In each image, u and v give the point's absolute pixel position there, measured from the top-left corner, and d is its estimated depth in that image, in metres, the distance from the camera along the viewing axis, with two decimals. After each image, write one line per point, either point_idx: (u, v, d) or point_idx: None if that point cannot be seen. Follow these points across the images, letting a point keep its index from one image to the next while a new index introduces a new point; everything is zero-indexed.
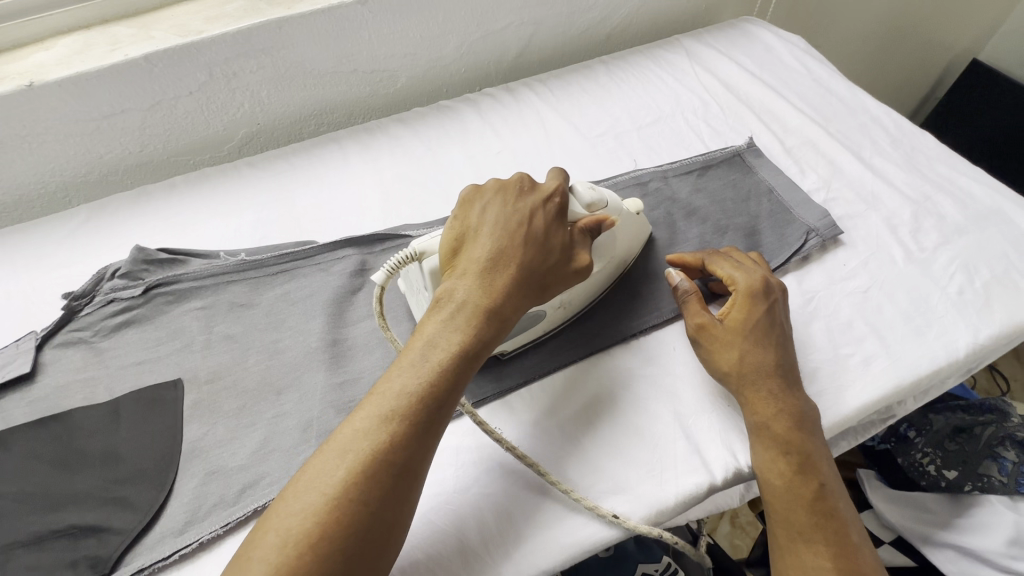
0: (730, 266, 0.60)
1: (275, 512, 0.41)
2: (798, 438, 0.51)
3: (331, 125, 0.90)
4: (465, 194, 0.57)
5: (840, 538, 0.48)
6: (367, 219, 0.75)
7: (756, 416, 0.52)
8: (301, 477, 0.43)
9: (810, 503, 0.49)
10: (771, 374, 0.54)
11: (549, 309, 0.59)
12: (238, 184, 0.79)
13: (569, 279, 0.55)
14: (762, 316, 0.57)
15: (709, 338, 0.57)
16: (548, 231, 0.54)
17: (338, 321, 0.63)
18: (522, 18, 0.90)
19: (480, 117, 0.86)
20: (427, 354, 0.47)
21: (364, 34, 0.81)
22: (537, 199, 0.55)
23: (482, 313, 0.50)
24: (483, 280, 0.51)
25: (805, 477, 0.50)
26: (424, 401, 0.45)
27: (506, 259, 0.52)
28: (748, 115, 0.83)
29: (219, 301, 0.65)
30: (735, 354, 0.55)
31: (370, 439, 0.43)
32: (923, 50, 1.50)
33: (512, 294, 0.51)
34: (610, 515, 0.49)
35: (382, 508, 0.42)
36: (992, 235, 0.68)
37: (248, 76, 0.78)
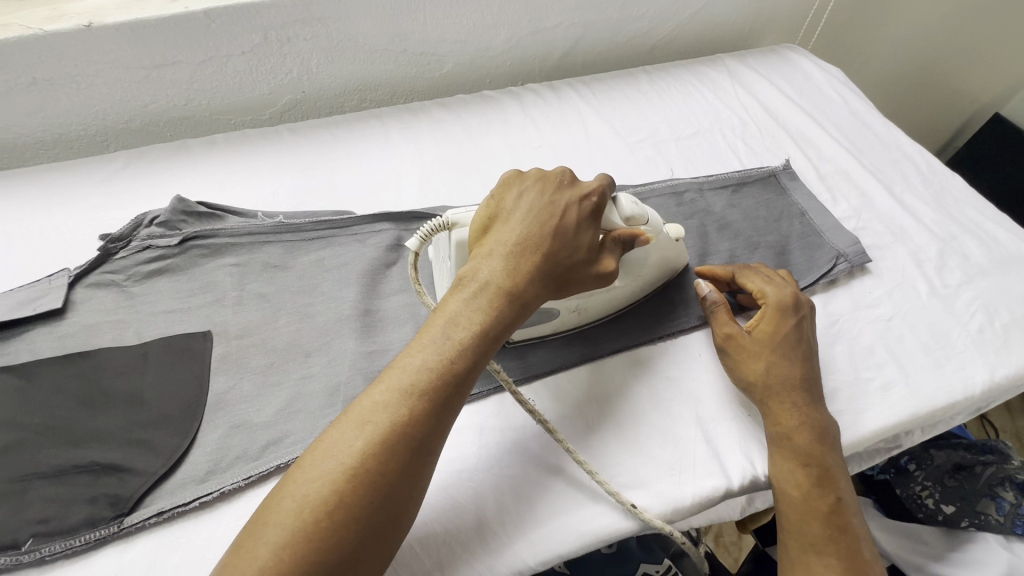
0: (762, 280, 0.61)
1: (292, 478, 0.41)
2: (818, 452, 0.52)
3: (373, 102, 0.91)
4: (504, 178, 0.57)
5: (852, 553, 0.49)
6: (404, 197, 0.75)
7: (777, 426, 0.54)
8: (320, 445, 0.43)
9: (824, 516, 0.50)
10: (795, 388, 0.55)
11: (568, 307, 0.59)
12: (278, 148, 0.79)
13: (595, 276, 0.55)
14: (790, 331, 0.58)
15: (737, 348, 0.58)
16: (580, 223, 0.54)
17: (372, 292, 0.64)
18: (573, 20, 0.91)
19: (523, 110, 0.87)
20: (450, 334, 0.47)
21: (419, 16, 0.81)
22: (572, 192, 0.55)
23: (507, 297, 0.50)
24: (511, 265, 0.51)
25: (822, 491, 0.51)
26: (444, 378, 0.45)
27: (535, 248, 0.52)
28: (784, 139, 0.85)
29: (254, 260, 0.65)
30: (762, 365, 0.56)
31: (389, 411, 0.43)
32: (948, 98, 1.52)
33: (536, 282, 0.51)
34: (628, 506, 0.50)
35: (395, 480, 0.42)
36: (1013, 279, 0.69)
37: (301, 43, 0.79)
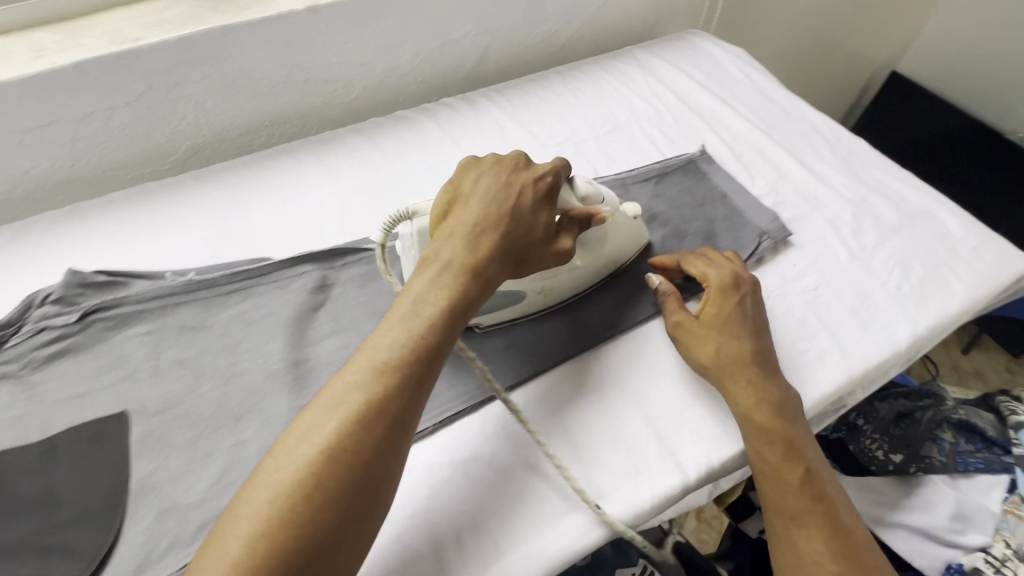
0: (704, 264, 0.64)
1: (263, 469, 0.41)
2: (782, 426, 0.53)
3: (283, 137, 0.87)
4: (463, 164, 0.58)
5: (832, 519, 0.50)
6: (324, 234, 0.72)
7: (737, 403, 0.55)
8: (291, 433, 0.42)
9: (798, 488, 0.51)
10: (747, 363, 0.56)
11: (528, 292, 0.61)
12: (182, 200, 0.74)
13: (553, 255, 0.57)
14: (734, 309, 0.60)
15: (687, 331, 0.60)
16: (536, 207, 0.55)
17: (300, 340, 0.60)
18: (478, 29, 0.90)
19: (439, 126, 0.85)
20: (418, 311, 0.48)
21: (315, 42, 0.78)
22: (527, 176, 0.56)
23: (472, 276, 0.51)
24: (472, 244, 0.52)
25: (791, 463, 0.52)
26: (414, 355, 0.46)
27: (494, 227, 0.53)
28: (698, 124, 0.87)
29: (168, 325, 0.61)
30: (709, 346, 0.58)
31: (363, 394, 0.43)
32: (849, 62, 1.63)
33: (498, 259, 0.52)
34: (593, 505, 0.50)
35: (370, 462, 0.41)
36: (922, 233, 0.72)
37: (192, 86, 0.74)
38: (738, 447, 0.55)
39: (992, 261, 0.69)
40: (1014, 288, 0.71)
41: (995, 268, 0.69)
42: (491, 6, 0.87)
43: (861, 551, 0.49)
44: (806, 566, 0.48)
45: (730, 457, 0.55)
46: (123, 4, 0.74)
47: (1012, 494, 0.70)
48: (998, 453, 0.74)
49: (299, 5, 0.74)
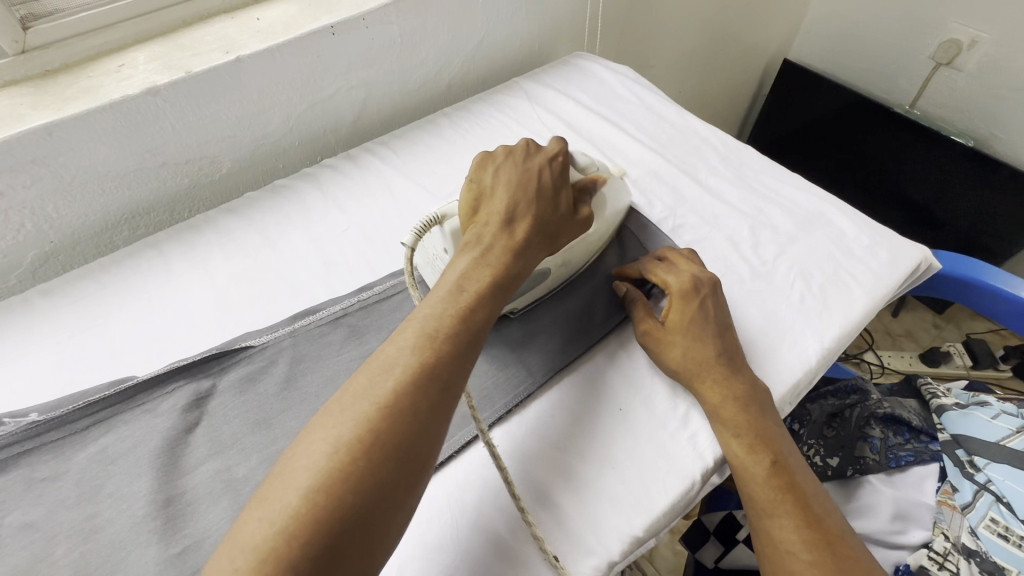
0: (659, 270, 0.65)
1: (319, 424, 0.41)
2: (748, 419, 0.54)
3: (151, 226, 0.79)
4: (476, 161, 0.62)
5: (802, 508, 0.50)
6: (200, 335, 0.65)
7: (710, 401, 0.56)
8: (342, 397, 0.43)
9: (768, 480, 0.51)
10: (712, 364, 0.57)
11: (552, 268, 0.63)
12: (28, 322, 0.65)
13: (577, 226, 0.62)
14: (698, 312, 0.60)
15: (656, 342, 0.60)
16: (557, 183, 0.60)
17: (172, 473, 0.53)
18: (351, 82, 0.85)
19: (322, 191, 0.80)
20: (465, 282, 0.51)
21: (165, 124, 0.71)
22: (542, 157, 0.61)
23: (510, 244, 0.55)
24: (506, 220, 0.56)
25: (758, 456, 0.53)
26: (465, 320, 0.49)
27: (526, 204, 0.57)
28: (591, 151, 0.85)
29: (11, 482, 0.52)
30: (679, 350, 0.58)
31: (420, 354, 0.45)
32: (742, 56, 1.68)
33: (531, 231, 0.56)
34: (550, 556, 0.48)
35: (428, 422, 0.43)
36: (819, 238, 0.72)
37: (23, 192, 0.65)
38: (661, 507, 0.52)
39: (887, 258, 0.70)
40: (910, 278, 0.72)
41: (890, 264, 0.69)
42: (360, 58, 0.83)
43: (835, 537, 0.49)
44: (782, 557, 0.48)
45: (655, 521, 0.51)
46: None
47: (944, 483, 0.69)
48: (925, 441, 0.74)
49: (135, 88, 0.67)
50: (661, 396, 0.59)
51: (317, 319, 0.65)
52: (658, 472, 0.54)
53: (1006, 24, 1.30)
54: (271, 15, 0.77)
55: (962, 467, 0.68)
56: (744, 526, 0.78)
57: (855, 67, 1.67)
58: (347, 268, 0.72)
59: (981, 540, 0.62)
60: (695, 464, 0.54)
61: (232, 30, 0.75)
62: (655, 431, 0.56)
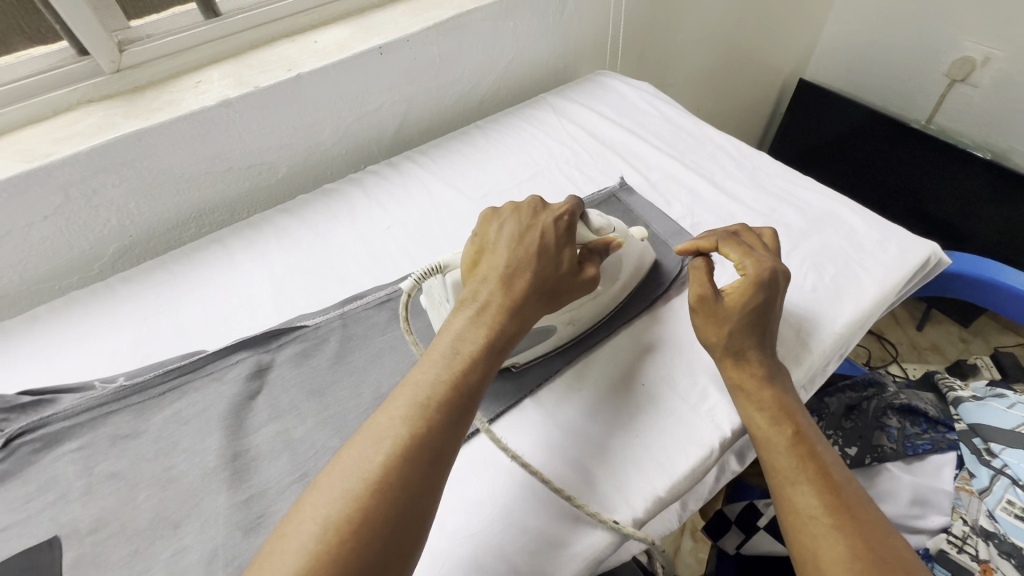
0: (741, 252, 0.63)
1: (310, 501, 0.42)
2: (768, 392, 0.57)
3: (214, 225, 0.88)
4: (485, 214, 0.62)
5: (821, 475, 0.52)
6: (260, 317, 0.72)
7: (734, 377, 0.59)
8: (336, 466, 0.44)
9: (788, 448, 0.54)
10: (754, 350, 0.59)
11: (558, 325, 0.63)
12: (111, 304, 0.74)
13: (580, 286, 0.59)
14: (761, 305, 0.60)
15: (709, 306, 0.61)
16: (558, 243, 0.58)
17: (237, 432, 0.60)
18: (394, 98, 0.94)
19: (366, 193, 0.88)
20: (458, 348, 0.51)
21: (233, 132, 0.80)
22: (548, 215, 0.59)
23: (504, 308, 0.53)
24: (504, 283, 0.54)
25: (781, 427, 0.55)
26: (456, 390, 0.48)
27: (524, 266, 0.55)
28: (614, 158, 0.91)
29: (100, 436, 0.59)
30: (724, 329, 0.60)
31: (413, 424, 0.45)
32: (758, 76, 1.75)
33: (528, 294, 0.54)
34: (611, 523, 0.52)
35: (418, 497, 0.43)
36: (830, 234, 0.77)
37: (111, 190, 0.75)
38: (682, 471, 0.56)
39: (897, 252, 0.74)
40: (921, 272, 0.75)
41: (900, 257, 0.73)
42: (403, 75, 0.92)
43: (856, 505, 0.50)
44: (804, 522, 0.50)
45: (676, 484, 0.55)
46: (49, 118, 0.74)
47: (961, 470, 0.71)
48: (943, 431, 0.76)
49: (211, 101, 0.76)
50: (682, 374, 0.63)
51: (363, 304, 0.72)
52: (679, 441, 0.58)
53: (1018, 42, 1.33)
54: (327, 38, 0.87)
55: (978, 454, 0.70)
56: (765, 515, 0.81)
57: (869, 85, 1.72)
58: (390, 259, 0.79)
59: (999, 522, 0.64)
60: (713, 434, 0.58)
61: (294, 51, 0.85)
62: (676, 404, 0.61)
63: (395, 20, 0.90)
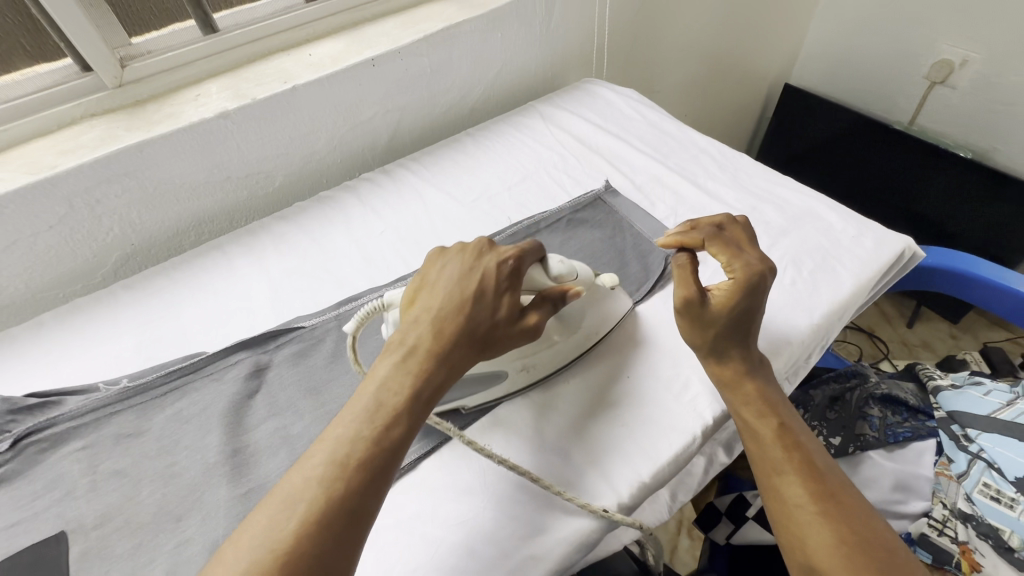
0: (729, 254, 0.64)
1: (222, 565, 0.39)
2: (752, 386, 0.60)
3: (212, 233, 0.91)
4: (429, 257, 0.59)
5: (805, 463, 0.54)
6: (258, 320, 0.74)
7: (717, 373, 0.61)
8: (244, 534, 0.40)
9: (773, 439, 0.56)
10: (737, 352, 0.61)
11: (510, 371, 0.60)
12: (114, 310, 0.76)
13: (520, 332, 0.55)
14: (747, 311, 0.61)
15: (697, 310, 0.61)
16: (500, 288, 0.55)
17: (237, 429, 0.62)
18: (387, 107, 0.97)
19: (361, 200, 0.91)
20: (381, 398, 0.48)
21: (232, 142, 0.83)
22: (493, 257, 0.56)
23: (434, 356, 0.50)
24: (436, 327, 0.52)
25: (766, 420, 0.57)
26: (379, 445, 0.45)
27: (459, 311, 0.53)
28: (600, 162, 0.94)
29: (104, 436, 0.61)
30: (710, 333, 0.61)
31: (325, 483, 0.42)
32: (744, 82, 1.79)
33: (460, 342, 0.52)
34: (600, 512, 0.54)
35: (332, 562, 0.40)
36: (808, 230, 0.79)
37: (113, 200, 0.77)
38: (665, 458, 0.58)
39: (872, 246, 0.76)
40: (896, 265, 0.78)
41: (875, 251, 0.76)
42: (395, 86, 0.95)
43: (840, 490, 0.52)
44: (790, 511, 0.52)
45: (660, 470, 0.57)
46: (54, 132, 0.77)
47: (941, 456, 0.74)
48: (922, 420, 0.79)
49: (210, 112, 0.79)
50: (666, 366, 0.65)
51: (358, 305, 0.74)
52: (662, 430, 0.60)
53: (993, 44, 1.38)
54: (321, 51, 0.91)
55: (957, 440, 0.72)
56: (753, 505, 0.85)
57: (852, 88, 1.76)
58: (384, 262, 0.81)
59: (977, 505, 0.66)
60: (695, 422, 0.60)
61: (289, 64, 0.88)
62: (660, 394, 0.63)
63: (387, 33, 0.94)
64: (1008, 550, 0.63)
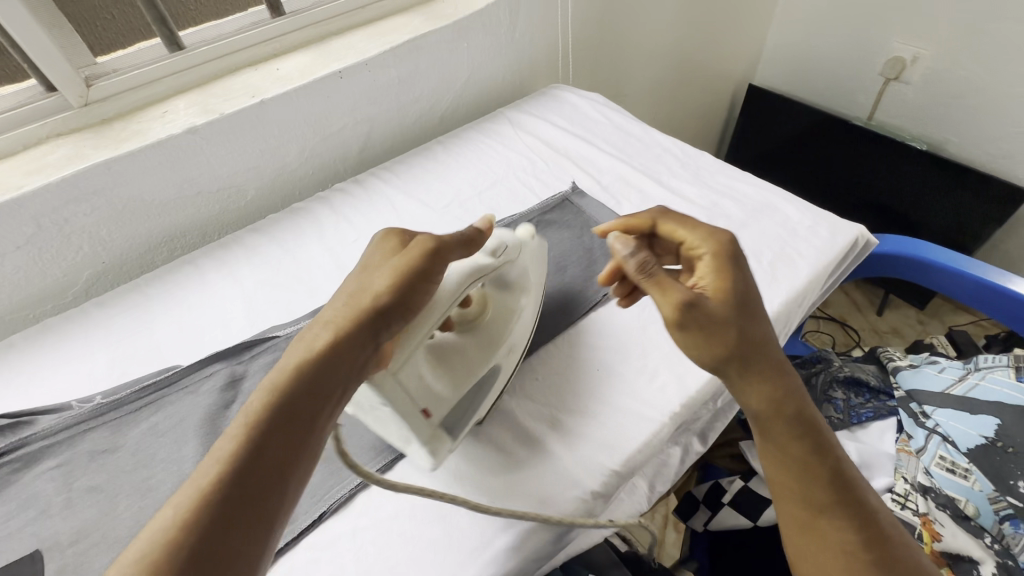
0: (688, 229, 0.61)
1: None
2: (806, 420, 0.52)
3: (185, 248, 0.91)
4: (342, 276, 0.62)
5: (856, 506, 0.50)
6: (233, 332, 0.75)
7: (765, 398, 0.52)
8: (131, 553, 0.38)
9: (829, 482, 0.50)
10: (769, 367, 0.53)
11: (503, 357, 0.62)
12: (86, 328, 0.76)
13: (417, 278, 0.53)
14: (743, 297, 0.54)
15: (698, 315, 0.51)
16: (391, 251, 0.56)
17: (213, 439, 0.62)
18: (356, 118, 0.98)
19: (333, 210, 0.92)
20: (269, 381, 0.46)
21: (201, 157, 0.84)
22: (379, 237, 0.59)
23: (324, 328, 0.50)
24: (329, 308, 0.52)
25: (822, 459, 0.51)
26: (260, 419, 0.43)
27: (350, 287, 0.53)
28: (567, 165, 0.97)
29: (78, 453, 0.61)
30: (732, 339, 0.51)
31: (178, 521, 0.38)
32: (709, 84, 1.84)
33: (351, 308, 0.51)
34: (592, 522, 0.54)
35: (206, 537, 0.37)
36: (767, 223, 0.83)
37: (82, 219, 0.77)
38: (635, 447, 0.60)
39: (827, 235, 0.80)
40: (851, 253, 0.82)
41: (830, 240, 0.79)
42: (364, 96, 0.97)
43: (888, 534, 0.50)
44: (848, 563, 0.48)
45: (630, 458, 0.59)
46: (18, 153, 0.76)
47: (901, 433, 0.77)
48: (884, 399, 0.83)
49: (177, 128, 0.80)
50: (633, 357, 0.68)
51: None
52: (631, 420, 0.62)
53: (940, 40, 1.44)
54: (288, 65, 0.92)
55: (915, 417, 0.76)
56: (728, 490, 0.87)
57: (812, 87, 1.82)
58: None
59: (935, 477, 0.70)
60: (662, 410, 0.63)
61: (256, 78, 0.90)
62: (629, 386, 0.65)
63: (353, 45, 0.96)
64: (965, 517, 0.68)
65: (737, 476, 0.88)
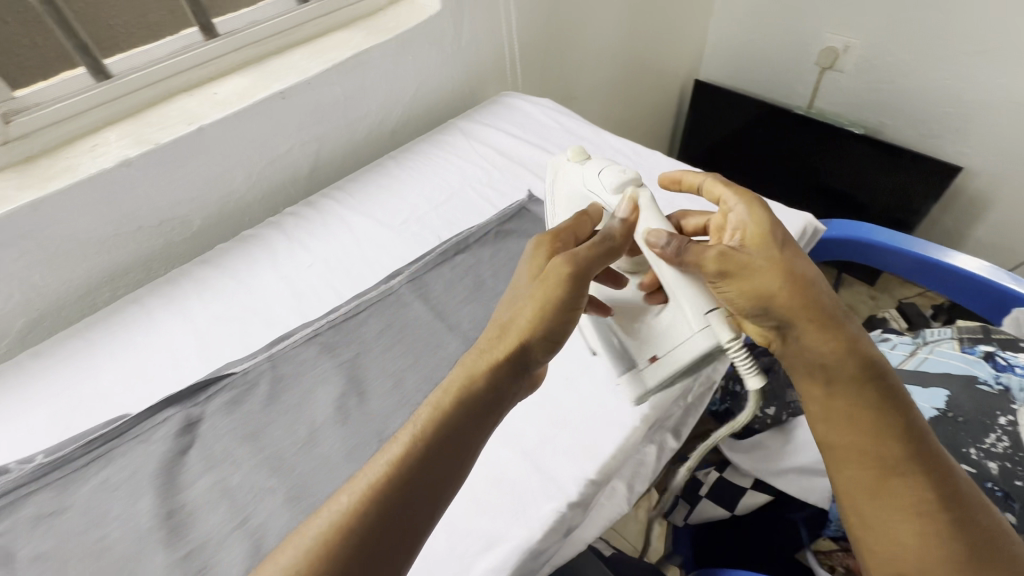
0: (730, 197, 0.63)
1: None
2: (902, 421, 0.50)
3: (129, 287, 0.86)
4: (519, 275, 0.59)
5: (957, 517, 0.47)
6: (186, 372, 0.71)
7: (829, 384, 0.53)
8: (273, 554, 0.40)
9: (923, 487, 0.49)
10: (848, 360, 0.52)
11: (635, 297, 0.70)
12: (22, 381, 0.71)
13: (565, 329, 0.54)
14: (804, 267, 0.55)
15: (733, 264, 0.54)
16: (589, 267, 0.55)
17: (171, 490, 0.59)
18: (303, 139, 0.96)
19: (286, 235, 0.89)
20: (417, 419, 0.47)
21: (138, 190, 0.80)
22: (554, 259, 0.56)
23: (480, 369, 0.50)
24: (491, 346, 0.52)
25: (920, 461, 0.49)
26: (408, 456, 0.44)
27: (513, 326, 0.52)
28: (522, 173, 0.97)
29: (20, 520, 0.57)
30: (775, 289, 0.53)
31: (318, 547, 0.39)
32: (657, 81, 1.88)
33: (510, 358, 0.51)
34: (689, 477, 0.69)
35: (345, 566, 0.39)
36: None
37: (10, 265, 0.72)
38: (608, 453, 0.60)
39: None
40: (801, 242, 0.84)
41: None
42: (310, 115, 0.94)
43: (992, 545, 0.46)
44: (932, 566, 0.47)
45: (604, 465, 0.59)
46: None
47: None
48: None
49: (110, 162, 0.76)
50: (600, 363, 0.68)
51: (291, 343, 0.72)
52: (602, 426, 0.62)
53: (868, 30, 1.51)
54: (227, 89, 0.89)
55: None
56: (705, 483, 0.89)
57: (754, 79, 1.89)
58: (315, 296, 0.80)
59: None
60: (633, 414, 0.63)
61: (194, 104, 0.86)
62: (598, 392, 0.65)
63: (294, 64, 0.93)
64: None
65: (712, 467, 0.91)
